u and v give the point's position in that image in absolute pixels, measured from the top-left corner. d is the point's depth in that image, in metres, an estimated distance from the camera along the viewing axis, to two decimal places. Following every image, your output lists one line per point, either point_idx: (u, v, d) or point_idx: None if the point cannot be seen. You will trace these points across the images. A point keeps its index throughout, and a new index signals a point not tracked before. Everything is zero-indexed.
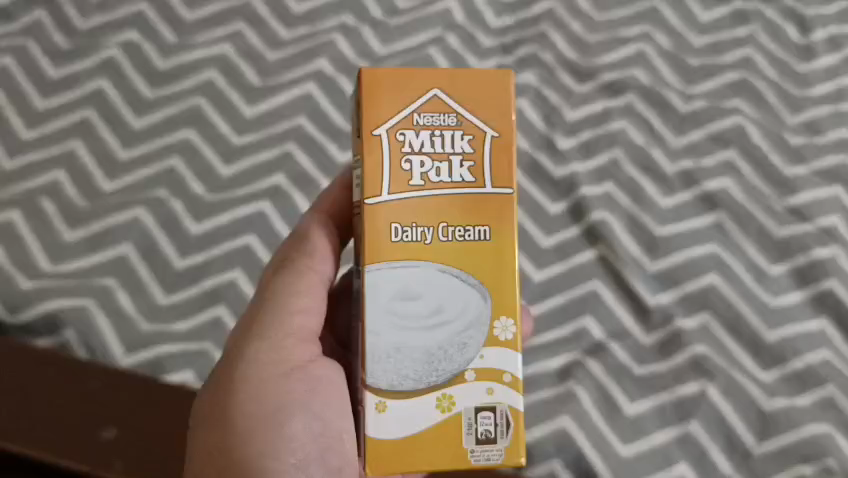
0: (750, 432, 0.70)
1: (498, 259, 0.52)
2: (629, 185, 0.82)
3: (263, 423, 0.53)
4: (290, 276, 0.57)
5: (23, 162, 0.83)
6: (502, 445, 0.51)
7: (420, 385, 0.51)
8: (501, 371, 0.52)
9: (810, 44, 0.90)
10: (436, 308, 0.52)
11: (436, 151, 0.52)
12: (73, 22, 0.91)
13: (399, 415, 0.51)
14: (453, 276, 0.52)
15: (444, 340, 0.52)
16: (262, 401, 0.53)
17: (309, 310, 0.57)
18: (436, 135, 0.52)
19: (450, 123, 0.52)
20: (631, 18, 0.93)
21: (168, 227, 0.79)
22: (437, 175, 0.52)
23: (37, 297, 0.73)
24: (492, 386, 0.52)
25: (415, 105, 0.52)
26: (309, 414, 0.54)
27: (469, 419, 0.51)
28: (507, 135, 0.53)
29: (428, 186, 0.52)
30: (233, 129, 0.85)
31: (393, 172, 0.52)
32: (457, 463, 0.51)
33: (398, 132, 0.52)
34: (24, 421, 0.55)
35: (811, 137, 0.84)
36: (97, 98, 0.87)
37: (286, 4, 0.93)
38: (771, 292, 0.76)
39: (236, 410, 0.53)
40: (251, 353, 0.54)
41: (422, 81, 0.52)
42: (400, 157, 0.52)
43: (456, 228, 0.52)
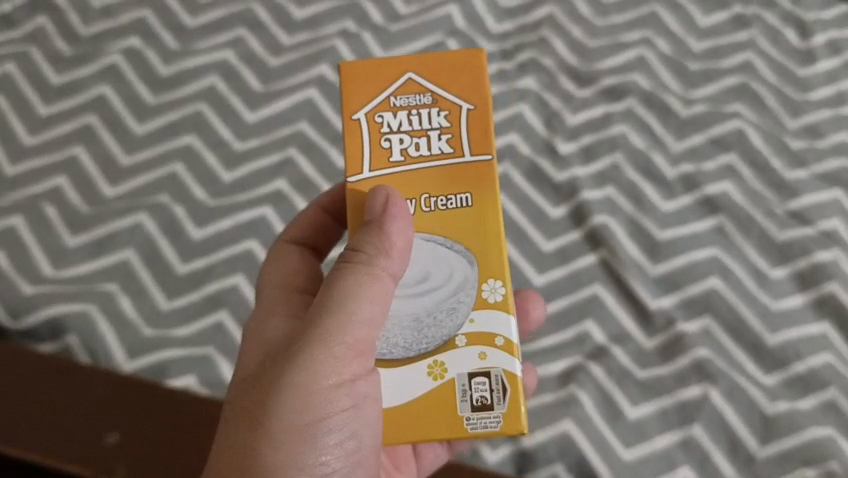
0: (753, 436, 0.70)
1: (481, 224, 0.52)
2: (629, 188, 0.83)
3: (299, 437, 0.49)
4: (361, 280, 0.50)
5: (25, 168, 0.83)
6: (499, 412, 0.50)
7: (411, 353, 0.51)
8: (492, 335, 0.51)
9: (810, 48, 0.90)
10: (423, 276, 0.53)
11: (414, 128, 0.53)
12: (76, 29, 0.92)
13: (390, 384, 0.51)
14: (437, 244, 0.52)
15: (432, 307, 0.52)
16: (303, 410, 0.49)
17: (374, 323, 0.50)
18: (413, 115, 0.54)
19: (425, 101, 0.54)
20: (631, 23, 0.94)
21: (170, 231, 0.79)
22: (417, 150, 0.53)
23: (39, 302, 0.73)
24: (485, 351, 0.51)
25: (391, 89, 0.54)
26: (348, 429, 0.50)
27: (463, 386, 0.51)
28: (482, 104, 0.54)
29: (407, 161, 0.53)
30: (235, 135, 0.86)
31: (373, 151, 0.53)
32: (453, 431, 0.50)
33: (376, 115, 0.54)
34: (26, 426, 0.55)
35: (811, 141, 0.84)
36: (98, 103, 0.87)
37: (288, 10, 0.94)
38: (772, 295, 0.76)
39: (280, 412, 0.49)
40: (303, 364, 0.49)
41: (396, 67, 0.54)
42: (379, 137, 0.53)
43: (437, 198, 0.53)
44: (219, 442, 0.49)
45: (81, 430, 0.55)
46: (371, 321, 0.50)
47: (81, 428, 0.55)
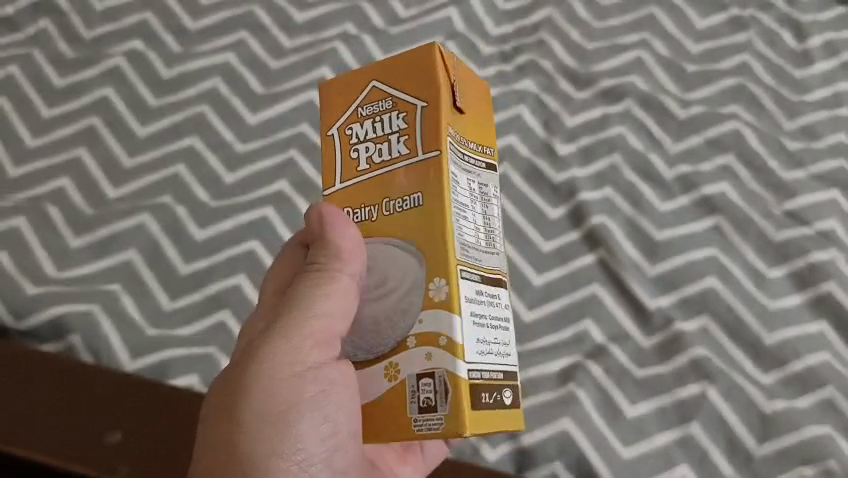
0: (751, 435, 0.71)
1: (430, 223, 0.49)
2: (628, 189, 0.83)
3: (273, 425, 0.49)
4: (319, 279, 0.50)
5: (29, 170, 0.84)
6: (441, 414, 0.47)
7: (372, 355, 0.50)
8: (437, 335, 0.48)
9: (807, 49, 0.91)
10: (382, 278, 0.51)
11: (377, 134, 0.52)
12: (79, 32, 0.93)
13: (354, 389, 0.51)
14: (396, 247, 0.50)
15: (389, 309, 0.50)
16: (273, 401, 0.49)
17: (333, 315, 0.50)
18: (377, 121, 0.52)
19: (386, 107, 0.51)
20: (629, 25, 0.95)
21: (173, 232, 0.80)
22: (380, 156, 0.51)
23: (42, 302, 0.73)
24: (431, 351, 0.48)
25: (358, 100, 0.52)
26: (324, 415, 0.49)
27: (412, 387, 0.48)
28: (435, 100, 0.50)
29: (372, 168, 0.51)
30: (237, 137, 0.87)
31: (344, 162, 0.53)
32: (404, 433, 0.48)
33: (347, 127, 0.53)
34: (30, 427, 0.55)
35: (809, 142, 0.85)
36: (101, 105, 0.88)
37: (289, 13, 0.95)
38: (770, 295, 0.77)
39: (249, 403, 0.49)
40: (267, 355, 0.49)
41: (363, 76, 0.52)
42: (349, 148, 0.52)
43: (395, 201, 0.50)
44: (200, 435, 0.50)
45: (85, 429, 0.56)
46: (330, 314, 0.50)
47: (82, 428, 0.56)
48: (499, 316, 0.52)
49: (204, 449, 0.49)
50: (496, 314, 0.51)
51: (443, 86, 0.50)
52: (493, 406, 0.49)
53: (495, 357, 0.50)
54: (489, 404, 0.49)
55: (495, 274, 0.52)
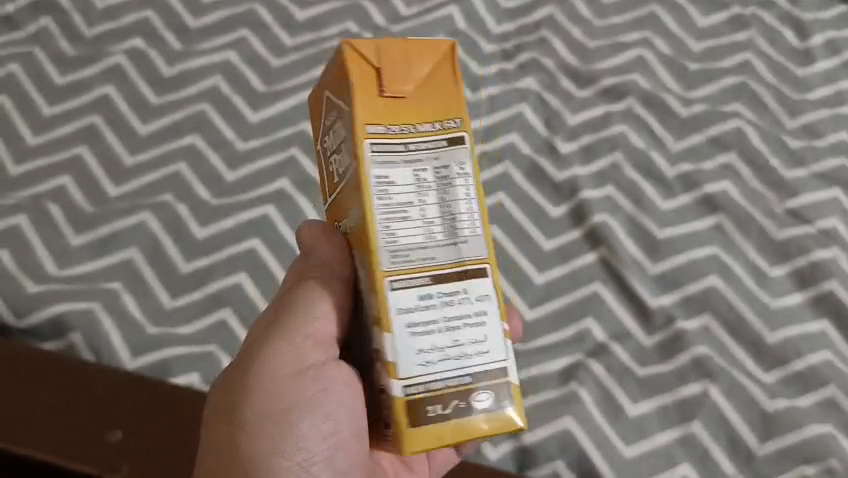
0: (753, 434, 0.70)
1: (364, 237, 0.45)
2: (630, 188, 0.83)
3: (275, 426, 0.49)
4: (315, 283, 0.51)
5: (29, 168, 0.83)
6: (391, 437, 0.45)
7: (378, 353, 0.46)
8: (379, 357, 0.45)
9: (808, 48, 0.91)
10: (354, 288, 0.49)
11: (332, 147, 0.49)
12: (80, 30, 0.93)
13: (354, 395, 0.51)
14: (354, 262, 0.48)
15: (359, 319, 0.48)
16: (274, 400, 0.49)
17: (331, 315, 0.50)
18: (330, 134, 0.49)
19: (331, 118, 0.48)
20: (630, 24, 0.94)
21: (174, 230, 0.80)
22: (335, 170, 0.49)
23: (43, 300, 0.73)
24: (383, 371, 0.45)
25: (320, 114, 0.50)
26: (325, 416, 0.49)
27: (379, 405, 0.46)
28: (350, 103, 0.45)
29: (335, 182, 0.49)
30: (238, 135, 0.86)
31: (323, 179, 0.51)
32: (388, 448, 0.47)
33: (320, 143, 0.51)
34: (31, 426, 0.55)
35: (811, 140, 0.85)
36: (102, 103, 0.88)
37: (290, 11, 0.95)
38: (772, 294, 0.77)
39: (251, 401, 0.49)
40: (267, 355, 0.50)
41: (319, 89, 0.50)
42: (322, 163, 0.51)
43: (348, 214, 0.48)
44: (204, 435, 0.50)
45: (85, 429, 0.56)
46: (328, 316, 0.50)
47: (82, 428, 0.56)
48: (471, 312, 0.45)
49: (207, 449, 0.50)
50: (467, 310, 0.45)
51: (356, 83, 0.44)
52: (452, 417, 0.44)
53: (464, 360, 0.44)
54: (446, 416, 0.44)
55: (469, 264, 0.45)
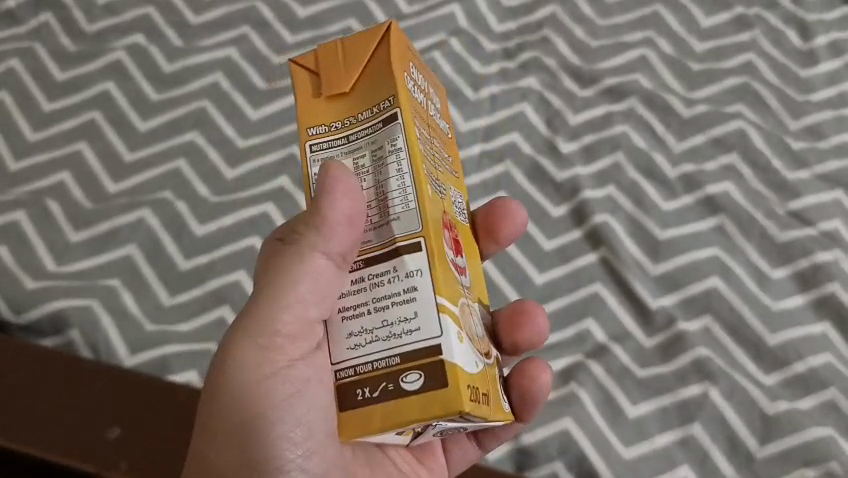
0: (753, 436, 0.70)
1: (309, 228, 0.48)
2: (631, 188, 0.83)
3: (248, 435, 0.48)
4: (299, 259, 0.47)
5: (29, 163, 0.83)
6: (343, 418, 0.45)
7: None
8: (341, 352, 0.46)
9: (812, 49, 0.91)
10: None
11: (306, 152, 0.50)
12: (81, 26, 0.92)
13: None
14: None
15: None
16: (254, 401, 0.48)
17: (307, 303, 0.47)
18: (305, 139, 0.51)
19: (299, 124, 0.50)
20: (633, 23, 0.94)
21: (174, 228, 0.79)
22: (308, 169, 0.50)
23: (42, 296, 0.72)
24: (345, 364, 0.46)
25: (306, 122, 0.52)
26: (298, 419, 0.48)
27: None
28: (305, 118, 0.49)
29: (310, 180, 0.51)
30: (239, 133, 0.86)
31: None
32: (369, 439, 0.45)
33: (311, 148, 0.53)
34: (30, 422, 0.54)
35: (813, 142, 0.85)
36: (102, 99, 0.88)
37: (291, 8, 0.94)
38: (772, 296, 0.77)
39: (230, 406, 0.48)
40: (241, 359, 0.48)
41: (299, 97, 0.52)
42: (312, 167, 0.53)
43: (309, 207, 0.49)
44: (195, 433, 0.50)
45: (83, 429, 0.55)
46: (302, 300, 0.47)
47: (79, 427, 0.55)
48: (401, 290, 0.45)
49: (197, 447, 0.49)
50: (397, 287, 0.45)
51: (313, 99, 0.49)
52: (379, 400, 0.43)
53: (395, 340, 0.44)
54: (374, 400, 0.44)
55: (398, 243, 0.46)
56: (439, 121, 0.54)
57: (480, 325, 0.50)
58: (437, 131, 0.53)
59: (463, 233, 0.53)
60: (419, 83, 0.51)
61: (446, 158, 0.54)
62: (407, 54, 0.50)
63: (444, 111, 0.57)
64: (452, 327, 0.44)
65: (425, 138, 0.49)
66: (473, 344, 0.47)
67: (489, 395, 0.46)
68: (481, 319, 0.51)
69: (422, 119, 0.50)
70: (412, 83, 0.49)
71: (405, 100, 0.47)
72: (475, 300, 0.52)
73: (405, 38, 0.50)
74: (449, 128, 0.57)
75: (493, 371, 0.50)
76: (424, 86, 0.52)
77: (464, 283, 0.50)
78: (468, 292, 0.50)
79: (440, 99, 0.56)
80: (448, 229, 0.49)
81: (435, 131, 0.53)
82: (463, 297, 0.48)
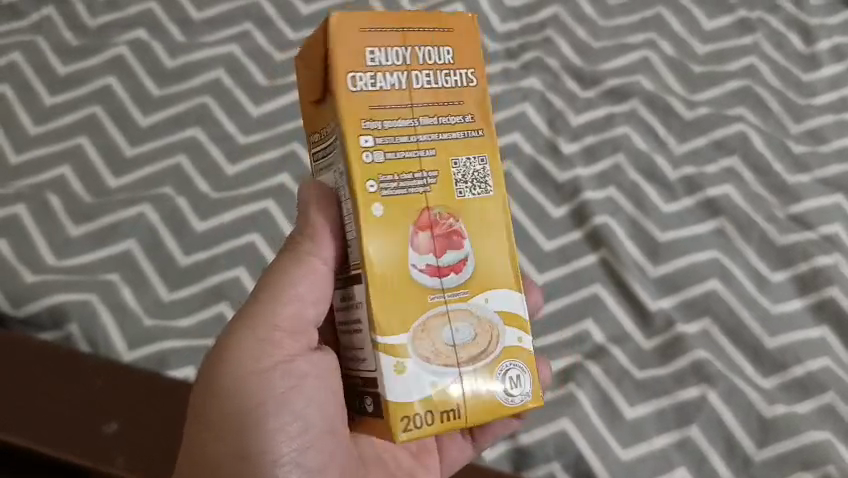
0: (750, 439, 0.70)
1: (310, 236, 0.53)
2: (631, 190, 0.83)
3: (243, 427, 0.50)
4: (293, 260, 0.51)
5: (30, 157, 0.83)
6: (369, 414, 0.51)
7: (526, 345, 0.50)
8: None
9: (814, 53, 0.91)
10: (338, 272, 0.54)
11: None
12: (82, 20, 0.92)
13: None
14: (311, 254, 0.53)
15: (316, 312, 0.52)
16: (250, 396, 0.50)
17: (306, 301, 0.51)
18: None
19: None
20: (635, 25, 0.94)
21: (174, 225, 0.79)
22: None
23: (42, 291, 0.72)
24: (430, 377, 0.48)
25: None
26: (294, 411, 0.50)
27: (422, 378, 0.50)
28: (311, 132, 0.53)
29: None
30: (240, 129, 0.86)
31: None
32: None
33: None
34: (31, 417, 0.55)
35: (814, 146, 0.85)
36: (104, 94, 0.87)
37: (294, 6, 0.94)
38: (772, 299, 0.77)
39: (225, 401, 0.50)
40: (236, 353, 0.51)
41: None
42: None
43: None
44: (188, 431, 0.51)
45: (83, 424, 0.55)
46: (299, 298, 0.51)
47: (79, 422, 0.55)
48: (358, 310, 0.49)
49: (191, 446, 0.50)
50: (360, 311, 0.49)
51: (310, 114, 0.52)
52: (370, 413, 0.50)
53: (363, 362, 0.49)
54: (371, 413, 0.50)
55: (356, 270, 0.48)
56: (447, 75, 0.49)
57: (472, 323, 0.49)
58: (438, 98, 0.48)
59: (478, 207, 0.49)
60: (386, 61, 0.47)
61: (460, 121, 0.49)
62: (366, 35, 0.47)
63: (466, 51, 0.49)
64: (387, 360, 0.46)
65: (389, 132, 0.47)
66: (433, 363, 0.47)
67: (464, 406, 0.47)
68: (484, 312, 0.49)
69: (392, 107, 0.47)
70: (366, 74, 0.47)
71: (344, 110, 0.46)
72: (479, 290, 0.49)
73: (354, 16, 0.47)
74: (480, 68, 0.50)
75: (487, 370, 0.48)
76: (402, 56, 0.47)
77: (448, 285, 0.48)
78: (462, 288, 0.49)
79: (457, 37, 0.49)
80: (423, 229, 0.48)
81: (433, 99, 0.48)
82: (433, 306, 0.47)
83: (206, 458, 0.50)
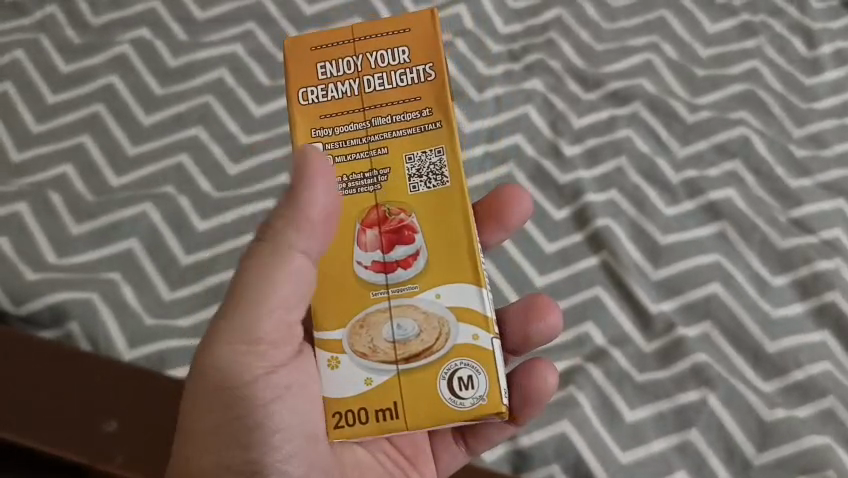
0: (750, 442, 0.70)
1: None
2: (633, 192, 0.83)
3: (230, 439, 0.52)
4: (275, 260, 0.51)
5: (33, 155, 0.83)
6: None
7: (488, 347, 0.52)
8: (335, 342, 0.53)
9: (817, 57, 0.91)
10: None
11: None
12: (85, 18, 0.92)
13: (346, 374, 0.52)
14: None
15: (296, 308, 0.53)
16: (238, 406, 0.51)
17: (288, 305, 0.51)
18: None
19: None
20: (639, 28, 0.94)
21: (174, 223, 0.79)
22: None
23: (43, 289, 0.72)
24: (372, 376, 0.52)
25: None
26: (279, 422, 0.52)
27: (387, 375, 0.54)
28: None
29: None
30: (242, 128, 0.86)
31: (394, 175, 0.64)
32: None
33: None
34: (32, 416, 0.55)
35: (816, 150, 0.85)
36: (106, 93, 0.87)
37: (297, 5, 0.94)
38: (773, 303, 0.77)
39: (212, 411, 0.52)
40: (221, 361, 0.51)
41: None
42: None
43: None
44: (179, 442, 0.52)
45: (84, 422, 0.55)
46: (283, 303, 0.51)
47: (80, 420, 0.55)
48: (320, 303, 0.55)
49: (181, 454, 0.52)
50: None
51: None
52: None
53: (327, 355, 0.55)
54: None
55: None
56: (403, 75, 0.54)
57: (416, 320, 0.52)
58: (391, 98, 0.54)
59: (434, 200, 0.54)
60: (339, 72, 0.55)
61: (416, 117, 0.54)
62: (320, 53, 0.55)
63: (424, 49, 0.55)
64: (323, 355, 0.53)
65: (340, 137, 0.54)
66: (370, 360, 0.52)
67: (402, 405, 0.51)
68: (434, 308, 0.53)
69: (344, 113, 0.54)
70: (318, 87, 0.55)
71: (298, 120, 0.54)
72: (431, 286, 0.53)
73: (312, 40, 0.55)
74: (439, 61, 0.54)
75: (432, 370, 0.52)
76: (354, 65, 0.55)
77: (393, 280, 0.53)
78: (411, 283, 0.53)
79: (413, 37, 0.55)
80: (370, 227, 0.54)
81: (386, 100, 0.54)
82: (375, 302, 0.53)
83: (195, 471, 0.52)
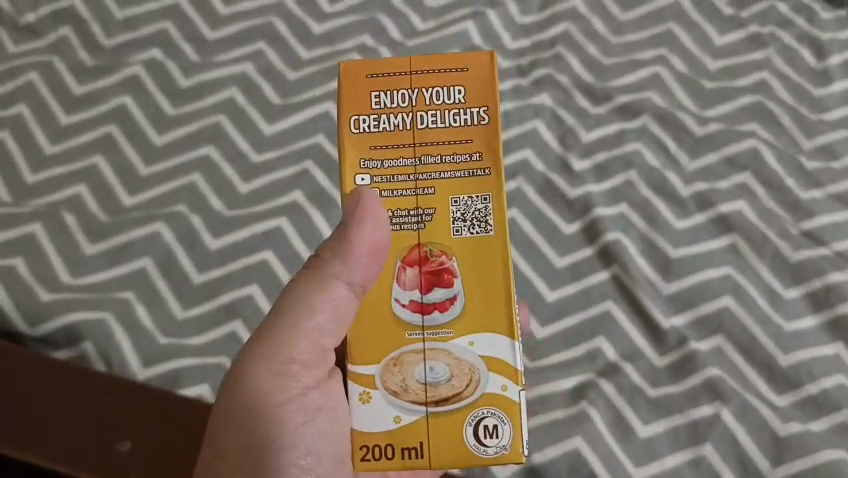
0: (765, 457, 0.70)
1: None
2: (644, 206, 0.83)
3: (257, 457, 0.52)
4: (317, 287, 0.54)
5: (47, 176, 0.84)
6: None
7: (517, 398, 0.51)
8: (367, 378, 0.52)
9: (826, 68, 0.90)
10: None
11: None
12: (98, 40, 0.94)
13: (376, 410, 0.51)
14: None
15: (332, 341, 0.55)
16: (270, 425, 0.53)
17: (323, 332, 0.53)
18: None
19: None
20: (647, 41, 0.94)
21: (187, 242, 0.80)
22: None
23: (58, 309, 0.73)
24: (401, 415, 0.51)
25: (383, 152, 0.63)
26: (309, 445, 0.53)
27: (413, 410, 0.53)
28: None
29: None
30: (253, 147, 0.87)
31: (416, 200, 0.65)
32: None
33: None
34: (46, 432, 0.55)
35: (827, 162, 0.84)
36: (119, 113, 0.88)
37: (306, 25, 0.95)
38: (786, 317, 0.76)
39: (241, 429, 0.52)
40: (254, 379, 0.53)
41: None
42: None
43: None
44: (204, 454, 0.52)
45: (96, 441, 0.55)
46: (319, 330, 0.53)
47: (92, 439, 0.56)
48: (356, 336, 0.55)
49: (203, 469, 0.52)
50: None
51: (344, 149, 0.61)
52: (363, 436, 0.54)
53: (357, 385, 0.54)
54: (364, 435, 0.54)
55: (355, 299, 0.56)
56: (457, 115, 0.52)
57: (449, 364, 0.51)
58: (442, 138, 0.52)
59: (479, 246, 0.52)
60: (393, 103, 0.52)
61: (466, 160, 0.52)
62: (376, 81, 0.53)
63: (481, 91, 0.52)
64: (355, 389, 0.52)
65: (387, 172, 0.52)
66: (400, 398, 0.51)
67: (427, 446, 0.50)
68: (467, 355, 0.52)
69: (394, 147, 0.52)
70: (370, 117, 0.52)
71: (348, 150, 0.52)
72: (467, 332, 0.52)
73: (368, 66, 0.53)
74: (495, 106, 0.52)
75: (459, 414, 0.51)
76: (410, 99, 0.52)
77: (430, 322, 0.52)
78: (448, 327, 0.52)
79: (471, 77, 0.53)
80: (411, 265, 0.52)
81: (438, 139, 0.52)
82: (411, 342, 0.52)
83: None
